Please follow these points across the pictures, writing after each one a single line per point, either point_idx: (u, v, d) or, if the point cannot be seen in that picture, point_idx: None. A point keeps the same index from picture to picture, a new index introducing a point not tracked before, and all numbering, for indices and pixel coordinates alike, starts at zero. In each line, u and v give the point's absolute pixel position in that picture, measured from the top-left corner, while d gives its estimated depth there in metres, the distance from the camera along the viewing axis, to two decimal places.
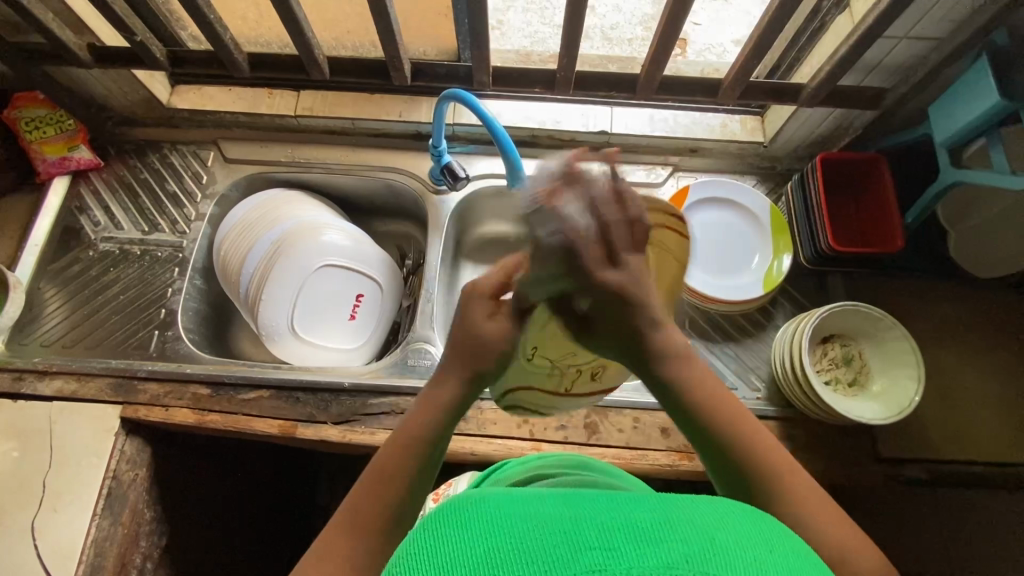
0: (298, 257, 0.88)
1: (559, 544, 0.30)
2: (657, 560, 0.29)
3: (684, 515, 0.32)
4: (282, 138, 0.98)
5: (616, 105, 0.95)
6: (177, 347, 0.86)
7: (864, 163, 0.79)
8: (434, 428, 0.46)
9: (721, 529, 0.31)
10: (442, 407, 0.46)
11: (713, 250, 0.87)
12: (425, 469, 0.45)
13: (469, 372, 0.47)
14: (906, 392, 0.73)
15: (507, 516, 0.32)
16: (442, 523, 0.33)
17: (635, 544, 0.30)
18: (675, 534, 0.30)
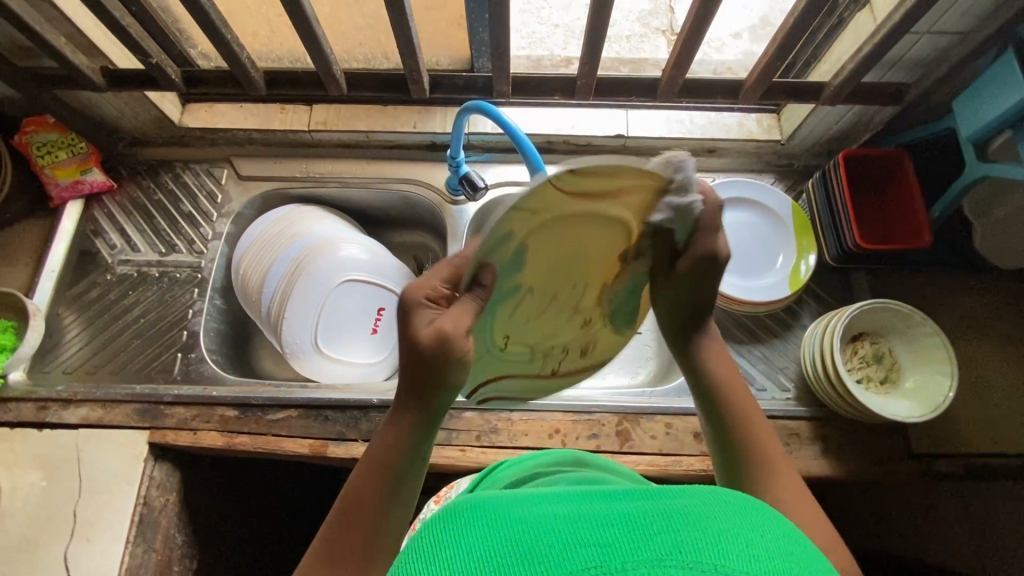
0: (318, 274, 0.87)
1: (546, 544, 0.29)
2: (648, 554, 0.28)
3: (675, 506, 0.31)
4: (294, 153, 0.97)
5: (630, 108, 0.94)
6: (202, 369, 0.85)
7: (887, 161, 0.79)
8: (404, 453, 0.47)
9: (713, 517, 0.30)
10: (407, 430, 0.48)
11: (731, 253, 0.88)
12: (400, 490, 0.47)
13: (427, 396, 0.47)
14: (939, 388, 0.72)
15: (496, 522, 0.31)
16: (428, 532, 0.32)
17: (624, 540, 0.28)
18: (665, 525, 0.29)
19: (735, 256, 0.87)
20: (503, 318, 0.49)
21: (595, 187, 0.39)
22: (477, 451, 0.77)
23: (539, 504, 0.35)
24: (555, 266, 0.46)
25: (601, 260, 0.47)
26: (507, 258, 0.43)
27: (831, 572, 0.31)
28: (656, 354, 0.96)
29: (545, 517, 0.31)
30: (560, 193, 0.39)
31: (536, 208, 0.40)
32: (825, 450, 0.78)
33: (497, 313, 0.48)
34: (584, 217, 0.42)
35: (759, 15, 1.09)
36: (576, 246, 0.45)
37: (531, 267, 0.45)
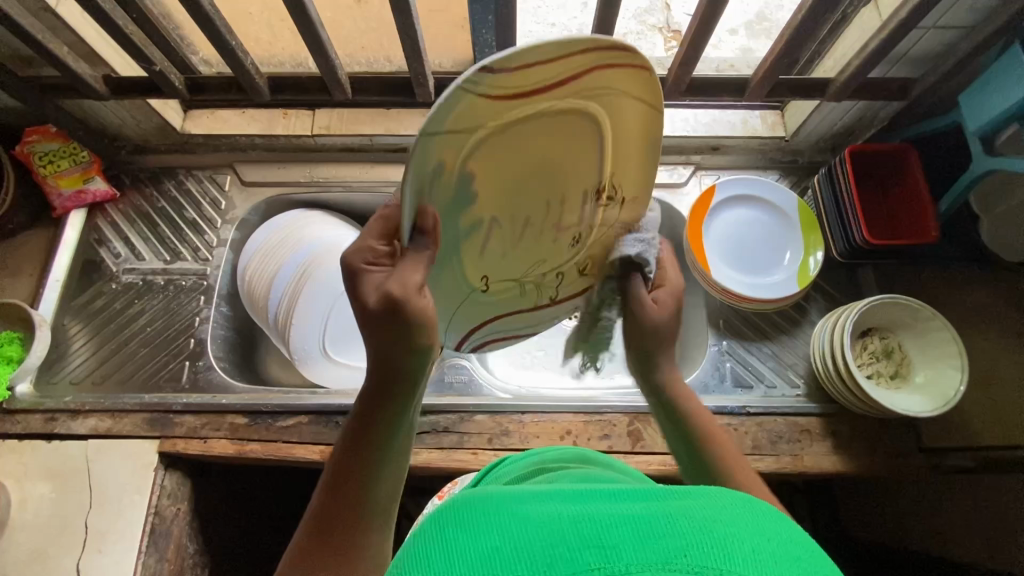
0: (325, 279, 0.88)
1: (553, 545, 0.29)
2: (654, 557, 0.27)
3: (682, 507, 0.30)
4: (297, 158, 0.97)
5: None
6: (210, 377, 0.85)
7: (892, 156, 0.79)
8: (386, 419, 0.46)
9: (719, 520, 0.29)
10: (387, 397, 0.46)
11: (735, 254, 0.88)
12: (385, 453, 0.46)
13: (402, 359, 0.44)
14: (949, 381, 0.72)
15: (505, 522, 0.31)
16: (435, 526, 0.32)
17: (631, 542, 0.28)
18: (671, 528, 0.28)
19: (742, 253, 0.88)
20: (470, 248, 0.50)
21: (534, 84, 0.41)
22: (489, 454, 0.77)
23: (544, 505, 0.34)
24: (523, 177, 0.49)
25: (560, 161, 0.49)
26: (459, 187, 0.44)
27: None
28: None
29: (549, 523, 0.31)
30: (501, 100, 0.40)
31: (486, 119, 0.41)
32: (836, 446, 0.78)
33: (463, 246, 0.50)
34: (531, 121, 0.44)
35: (753, 10, 1.08)
36: (529, 154, 0.47)
37: (496, 186, 0.47)
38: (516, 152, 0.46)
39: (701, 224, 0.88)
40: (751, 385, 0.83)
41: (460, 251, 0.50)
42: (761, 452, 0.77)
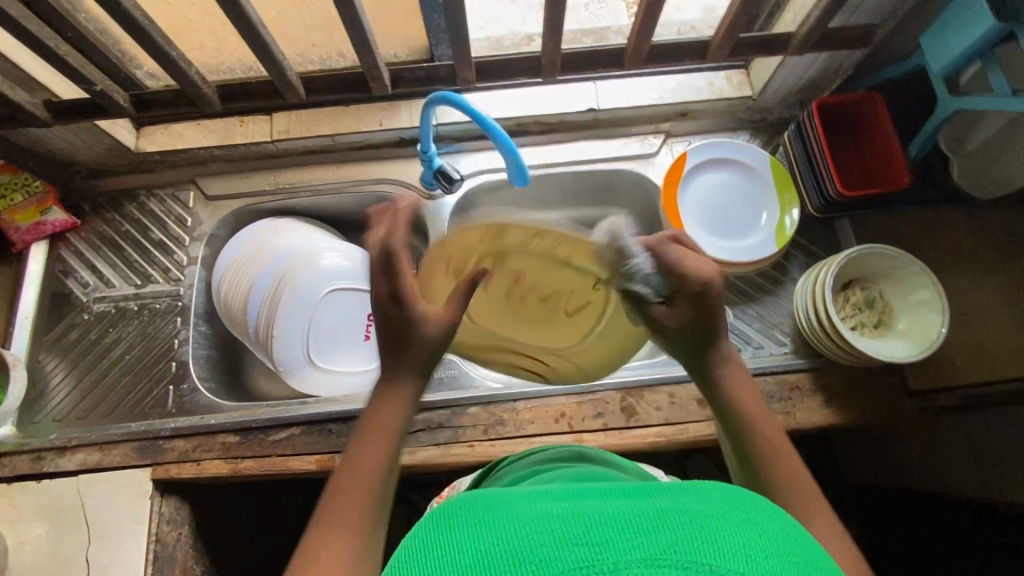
0: (302, 288, 0.86)
1: (547, 545, 0.31)
2: (643, 553, 0.30)
3: (672, 506, 0.33)
4: (261, 165, 0.94)
5: (599, 81, 0.92)
6: (196, 399, 0.83)
7: (859, 105, 0.79)
8: (397, 417, 0.54)
9: (708, 516, 0.32)
10: (398, 403, 0.55)
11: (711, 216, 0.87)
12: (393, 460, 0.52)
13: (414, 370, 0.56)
14: (930, 325, 0.73)
15: (501, 525, 0.34)
16: (433, 536, 0.34)
17: (622, 538, 0.31)
18: (666, 524, 0.31)
19: (719, 218, 0.87)
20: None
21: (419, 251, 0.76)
22: (486, 445, 0.77)
23: (542, 505, 0.37)
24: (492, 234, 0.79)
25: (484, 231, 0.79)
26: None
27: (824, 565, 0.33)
28: None
29: (546, 517, 0.34)
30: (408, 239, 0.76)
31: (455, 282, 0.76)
32: (827, 400, 0.79)
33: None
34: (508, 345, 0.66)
35: None
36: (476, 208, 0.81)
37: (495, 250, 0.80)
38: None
39: (677, 192, 0.87)
40: (739, 349, 0.83)
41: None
42: None
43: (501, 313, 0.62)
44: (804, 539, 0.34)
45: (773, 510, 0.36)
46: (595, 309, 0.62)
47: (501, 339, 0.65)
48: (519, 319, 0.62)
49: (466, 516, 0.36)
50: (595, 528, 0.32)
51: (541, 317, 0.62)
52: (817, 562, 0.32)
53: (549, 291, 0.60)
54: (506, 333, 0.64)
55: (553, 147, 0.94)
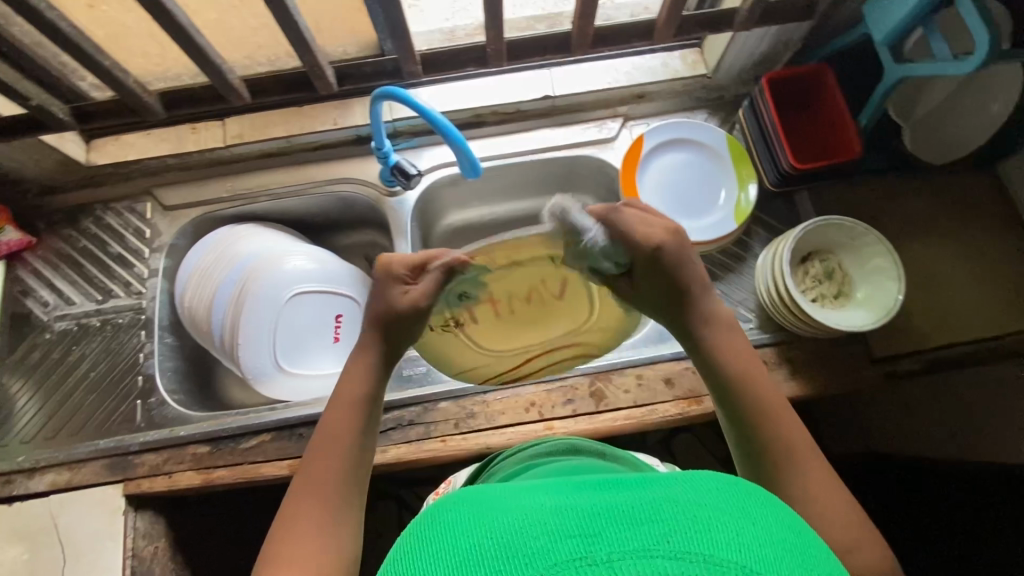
0: (266, 293, 0.85)
1: (540, 539, 0.35)
2: (631, 545, 0.33)
3: (663, 499, 0.37)
4: (217, 172, 0.93)
5: (554, 67, 0.92)
6: (164, 412, 0.83)
7: (808, 78, 0.79)
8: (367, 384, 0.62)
9: (696, 508, 0.36)
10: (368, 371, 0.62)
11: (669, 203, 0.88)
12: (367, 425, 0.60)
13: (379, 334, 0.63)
14: (888, 292, 0.74)
15: (505, 519, 0.38)
16: (443, 535, 0.38)
17: (610, 530, 0.34)
18: (654, 517, 0.35)
19: (679, 198, 0.87)
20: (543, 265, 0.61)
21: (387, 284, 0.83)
22: (457, 439, 0.77)
23: (540, 500, 0.41)
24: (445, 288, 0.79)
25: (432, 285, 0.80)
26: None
27: (800, 548, 0.37)
28: None
29: (545, 512, 0.37)
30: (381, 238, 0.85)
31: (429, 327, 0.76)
32: (793, 372, 0.79)
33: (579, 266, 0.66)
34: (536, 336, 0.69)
35: None
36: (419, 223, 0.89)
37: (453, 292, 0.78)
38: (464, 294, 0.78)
39: (635, 175, 0.87)
40: None
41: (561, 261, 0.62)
42: None
43: (511, 331, 0.67)
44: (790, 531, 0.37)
45: (757, 497, 0.39)
46: (577, 284, 0.65)
47: (519, 352, 0.69)
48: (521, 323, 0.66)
49: (475, 516, 0.39)
50: (594, 522, 0.35)
51: (544, 316, 0.66)
52: (793, 549, 0.36)
53: (523, 292, 0.63)
54: (520, 347, 0.69)
55: (511, 137, 0.93)
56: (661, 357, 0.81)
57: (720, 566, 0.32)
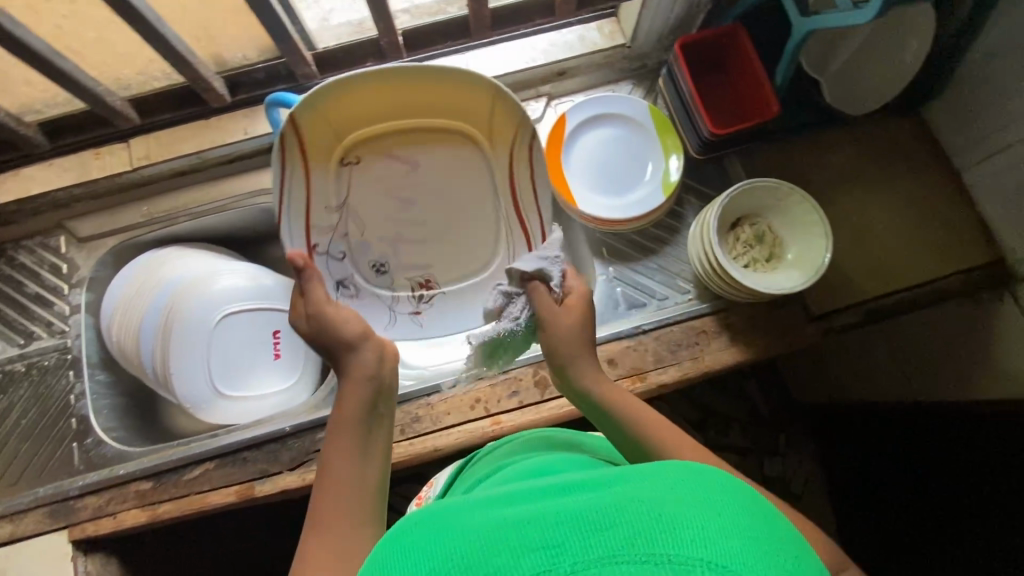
0: (196, 318, 0.82)
1: (501, 555, 0.35)
2: (593, 555, 0.33)
3: (630, 495, 0.37)
4: (130, 196, 0.89)
5: (469, 51, 0.88)
6: (103, 451, 0.80)
7: (724, 39, 0.76)
8: (361, 404, 0.59)
9: (662, 504, 0.36)
10: (359, 394, 0.60)
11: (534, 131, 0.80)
12: (368, 449, 0.57)
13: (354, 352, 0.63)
14: (817, 250, 0.74)
15: (473, 533, 0.37)
16: (408, 554, 0.38)
17: (573, 540, 0.34)
18: (620, 518, 0.35)
19: (606, 176, 0.85)
20: (385, 164, 0.78)
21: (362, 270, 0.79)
22: (404, 445, 0.76)
23: (509, 507, 0.41)
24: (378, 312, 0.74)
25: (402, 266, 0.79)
26: (478, 251, 0.81)
27: (772, 530, 0.37)
28: None
29: (511, 519, 0.37)
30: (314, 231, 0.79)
31: None
32: (733, 338, 0.80)
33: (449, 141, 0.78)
34: (483, 205, 0.81)
35: None
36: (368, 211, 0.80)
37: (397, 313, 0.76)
38: (388, 247, 0.80)
39: (561, 155, 0.85)
40: (643, 303, 0.84)
41: (387, 146, 0.78)
42: (663, 364, 0.79)
43: (462, 208, 0.80)
44: (761, 515, 0.37)
45: (728, 483, 0.40)
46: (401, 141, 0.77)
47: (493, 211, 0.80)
48: (462, 208, 0.80)
49: (443, 534, 0.39)
50: (557, 529, 0.35)
51: (443, 182, 0.79)
52: (765, 535, 0.36)
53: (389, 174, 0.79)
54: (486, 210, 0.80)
55: None
56: (602, 339, 0.80)
57: (686, 564, 0.32)
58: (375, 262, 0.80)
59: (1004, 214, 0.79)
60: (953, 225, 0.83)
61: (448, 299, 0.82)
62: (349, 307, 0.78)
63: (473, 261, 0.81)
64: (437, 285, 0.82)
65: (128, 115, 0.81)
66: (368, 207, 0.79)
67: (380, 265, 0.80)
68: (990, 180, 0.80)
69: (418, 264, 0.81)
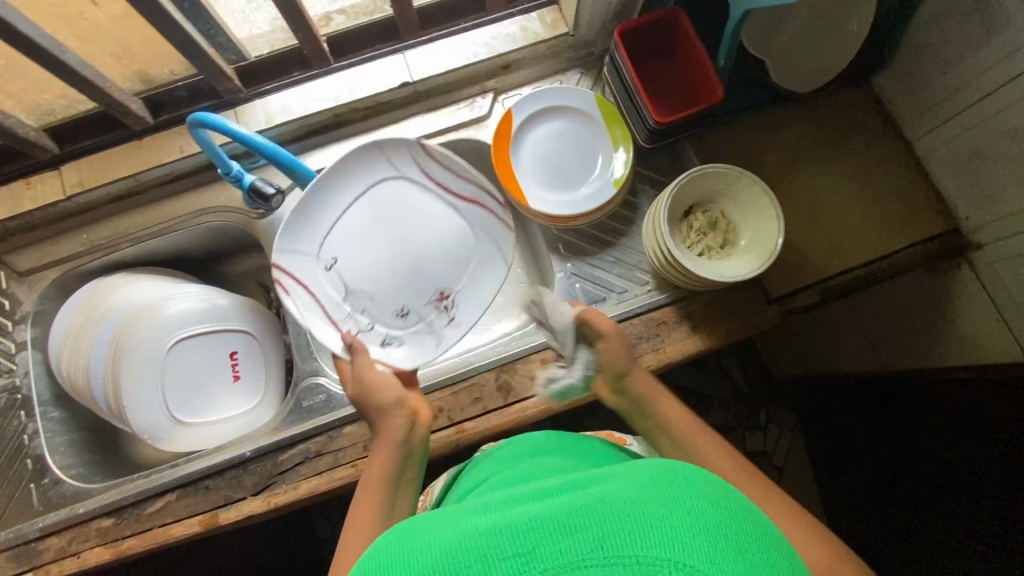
0: (144, 346, 0.79)
1: (471, 565, 0.34)
2: (563, 559, 0.33)
3: (603, 496, 0.37)
4: (70, 225, 0.86)
5: (409, 50, 0.86)
6: (62, 490, 0.78)
7: (664, 23, 0.74)
8: (393, 461, 0.63)
9: (633, 502, 0.36)
10: (392, 447, 0.64)
11: (451, 177, 0.77)
12: (393, 501, 0.60)
13: (384, 412, 0.66)
14: (770, 233, 0.73)
15: (446, 542, 0.37)
16: (381, 565, 0.37)
17: (542, 546, 0.34)
18: (591, 520, 0.35)
19: (557, 171, 0.84)
20: (360, 241, 0.77)
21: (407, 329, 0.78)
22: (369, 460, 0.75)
23: (487, 513, 0.40)
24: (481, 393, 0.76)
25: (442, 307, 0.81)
26: (488, 256, 0.79)
27: (748, 514, 0.37)
28: (531, 290, 0.94)
29: (485, 527, 0.37)
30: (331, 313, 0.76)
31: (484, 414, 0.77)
32: (693, 327, 0.79)
33: (404, 207, 0.78)
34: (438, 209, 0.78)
35: None
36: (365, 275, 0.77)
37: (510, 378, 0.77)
38: (399, 293, 0.77)
39: (509, 153, 0.83)
40: (603, 297, 0.83)
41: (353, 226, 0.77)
42: None
43: None
44: (740, 509, 0.37)
45: (703, 474, 0.39)
46: None
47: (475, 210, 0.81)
48: None
49: (417, 542, 0.38)
50: (529, 536, 0.35)
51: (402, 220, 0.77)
52: (739, 519, 0.36)
53: None
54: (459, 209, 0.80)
55: (376, 134, 0.88)
56: None
57: (652, 564, 0.32)
58: (398, 310, 0.78)
59: (956, 182, 0.79)
60: (909, 198, 0.82)
61: (471, 295, 0.79)
62: (397, 365, 0.76)
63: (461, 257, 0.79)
64: (453, 289, 0.78)
65: (44, 144, 0.78)
66: (366, 279, 0.77)
67: (404, 312, 0.78)
68: (940, 149, 0.79)
69: (421, 286, 0.78)
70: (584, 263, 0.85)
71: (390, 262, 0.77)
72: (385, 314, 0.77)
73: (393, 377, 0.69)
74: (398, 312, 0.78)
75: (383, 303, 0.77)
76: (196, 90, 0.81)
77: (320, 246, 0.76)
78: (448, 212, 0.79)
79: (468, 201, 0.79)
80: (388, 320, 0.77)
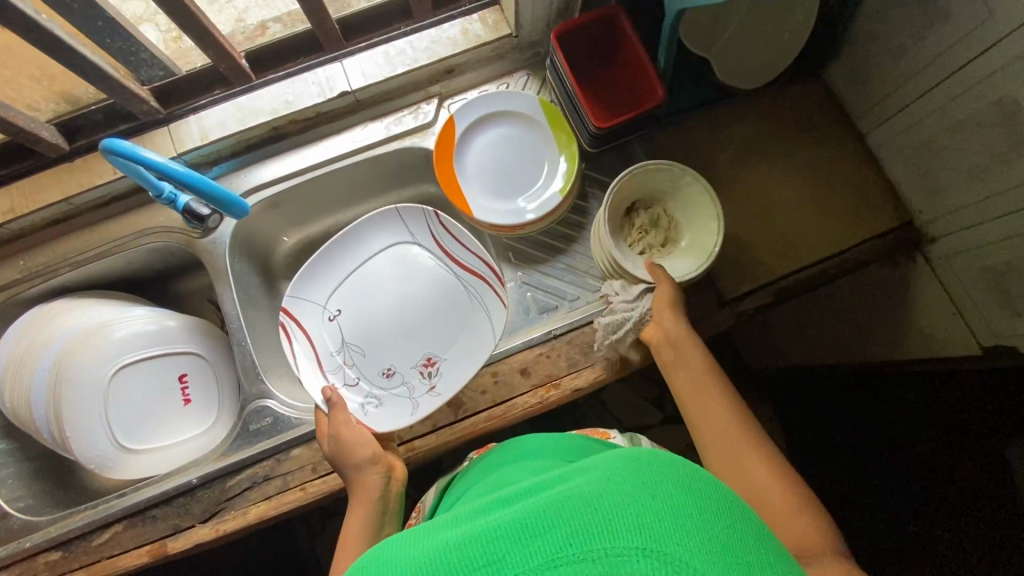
0: (89, 374, 0.78)
1: None
2: (535, 561, 0.31)
3: (570, 489, 0.34)
4: (6, 252, 0.84)
5: (346, 58, 0.83)
6: (9, 524, 0.77)
7: (603, 23, 0.72)
8: (368, 518, 0.65)
9: (601, 491, 0.33)
10: (368, 505, 0.66)
11: (460, 248, 0.81)
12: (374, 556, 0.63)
13: (356, 467, 0.67)
14: (708, 233, 0.71)
15: (415, 557, 0.34)
16: None
17: (514, 551, 0.32)
18: (559, 518, 0.32)
19: (501, 177, 0.82)
20: (365, 298, 0.84)
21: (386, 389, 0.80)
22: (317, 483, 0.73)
23: (457, 522, 0.38)
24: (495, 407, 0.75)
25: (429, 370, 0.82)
26: (476, 327, 0.79)
27: (713, 482, 0.35)
28: None
29: (454, 538, 0.34)
30: (320, 359, 0.80)
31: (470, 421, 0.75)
32: None
33: (408, 268, 0.84)
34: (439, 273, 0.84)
35: None
36: (361, 330, 0.83)
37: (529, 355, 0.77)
38: (393, 351, 0.82)
39: (452, 161, 0.81)
40: (554, 306, 0.81)
41: (361, 283, 0.84)
42: (577, 368, 0.76)
43: None
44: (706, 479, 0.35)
45: (663, 454, 0.37)
46: None
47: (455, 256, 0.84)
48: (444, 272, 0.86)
49: (384, 560, 0.35)
50: (497, 544, 0.32)
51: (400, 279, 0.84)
52: (704, 490, 0.34)
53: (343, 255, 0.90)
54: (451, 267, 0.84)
55: (317, 144, 0.85)
56: (512, 349, 0.78)
57: (620, 555, 0.31)
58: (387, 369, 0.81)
59: (908, 176, 0.77)
60: (863, 194, 0.81)
61: (454, 365, 0.78)
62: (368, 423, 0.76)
63: (452, 323, 0.81)
64: (439, 357, 0.80)
65: None
66: (363, 334, 0.82)
67: (393, 372, 0.81)
68: (893, 142, 0.77)
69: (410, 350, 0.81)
70: (533, 272, 0.84)
71: (391, 321, 0.83)
72: (373, 368, 0.81)
73: (368, 434, 0.70)
74: (385, 370, 0.81)
75: (372, 358, 0.82)
76: (112, 112, 0.80)
77: (326, 296, 0.83)
78: (452, 282, 0.82)
79: (475, 274, 0.81)
80: (375, 375, 0.81)
